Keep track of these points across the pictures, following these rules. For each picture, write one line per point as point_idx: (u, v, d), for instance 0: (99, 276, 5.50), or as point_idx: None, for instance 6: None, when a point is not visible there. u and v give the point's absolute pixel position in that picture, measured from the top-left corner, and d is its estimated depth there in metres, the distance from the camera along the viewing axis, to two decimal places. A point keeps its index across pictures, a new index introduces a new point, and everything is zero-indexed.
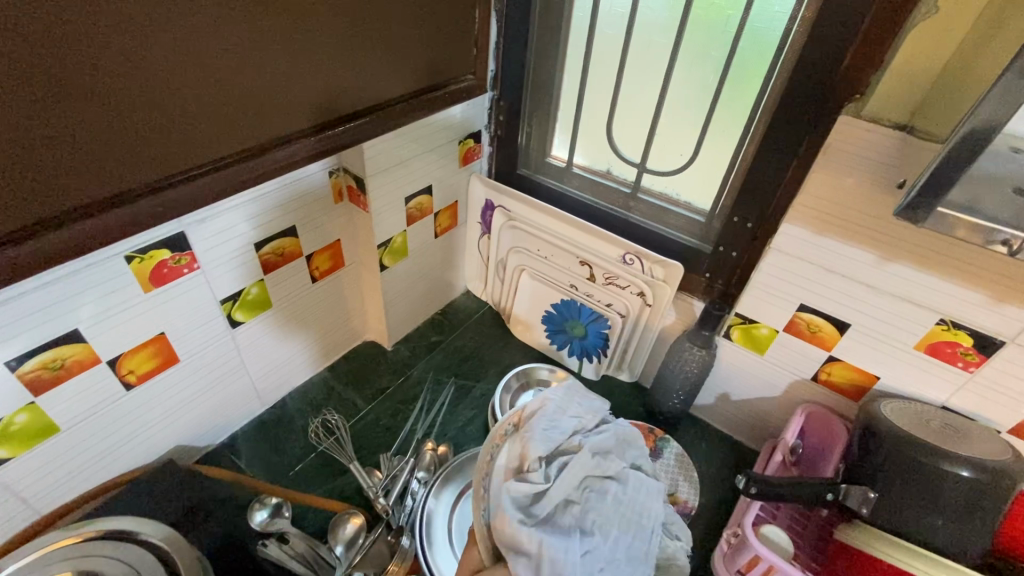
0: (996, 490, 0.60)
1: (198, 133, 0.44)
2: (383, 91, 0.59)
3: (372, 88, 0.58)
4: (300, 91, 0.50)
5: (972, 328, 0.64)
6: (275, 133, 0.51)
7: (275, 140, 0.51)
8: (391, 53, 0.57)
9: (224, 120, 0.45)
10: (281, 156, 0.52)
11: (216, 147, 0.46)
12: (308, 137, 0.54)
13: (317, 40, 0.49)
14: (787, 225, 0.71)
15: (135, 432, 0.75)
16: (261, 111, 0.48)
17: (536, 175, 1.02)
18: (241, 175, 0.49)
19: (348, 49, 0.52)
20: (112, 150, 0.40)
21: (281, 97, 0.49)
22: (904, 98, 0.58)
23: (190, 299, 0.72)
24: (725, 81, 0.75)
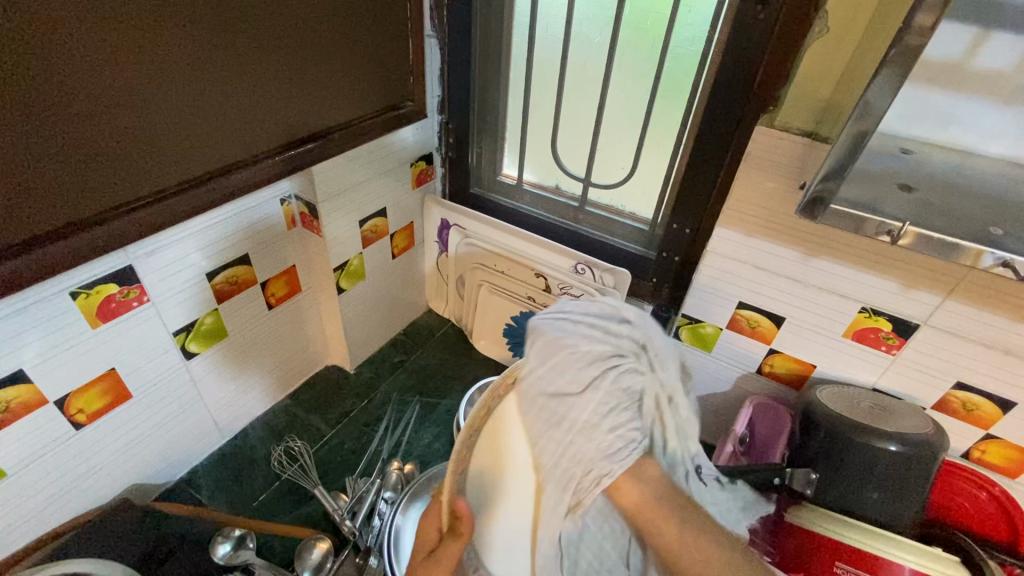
0: (921, 462, 0.65)
1: (166, 160, 0.53)
2: (321, 120, 0.68)
3: (310, 118, 0.67)
4: (245, 123, 0.60)
5: (890, 314, 0.70)
6: (230, 159, 0.60)
7: (233, 164, 0.60)
8: (330, 84, 0.67)
9: (186, 149, 0.55)
10: (241, 177, 0.61)
11: (182, 173, 0.55)
12: (263, 161, 0.63)
13: (256, 80, 0.58)
14: (720, 228, 0.76)
15: (89, 473, 0.73)
16: (219, 139, 0.58)
17: (489, 193, 1.06)
18: (207, 195, 0.58)
19: (284, 86, 0.62)
20: (97, 176, 0.49)
21: (236, 128, 0.59)
22: (809, 108, 0.64)
23: (141, 332, 0.71)
24: (656, 97, 0.80)
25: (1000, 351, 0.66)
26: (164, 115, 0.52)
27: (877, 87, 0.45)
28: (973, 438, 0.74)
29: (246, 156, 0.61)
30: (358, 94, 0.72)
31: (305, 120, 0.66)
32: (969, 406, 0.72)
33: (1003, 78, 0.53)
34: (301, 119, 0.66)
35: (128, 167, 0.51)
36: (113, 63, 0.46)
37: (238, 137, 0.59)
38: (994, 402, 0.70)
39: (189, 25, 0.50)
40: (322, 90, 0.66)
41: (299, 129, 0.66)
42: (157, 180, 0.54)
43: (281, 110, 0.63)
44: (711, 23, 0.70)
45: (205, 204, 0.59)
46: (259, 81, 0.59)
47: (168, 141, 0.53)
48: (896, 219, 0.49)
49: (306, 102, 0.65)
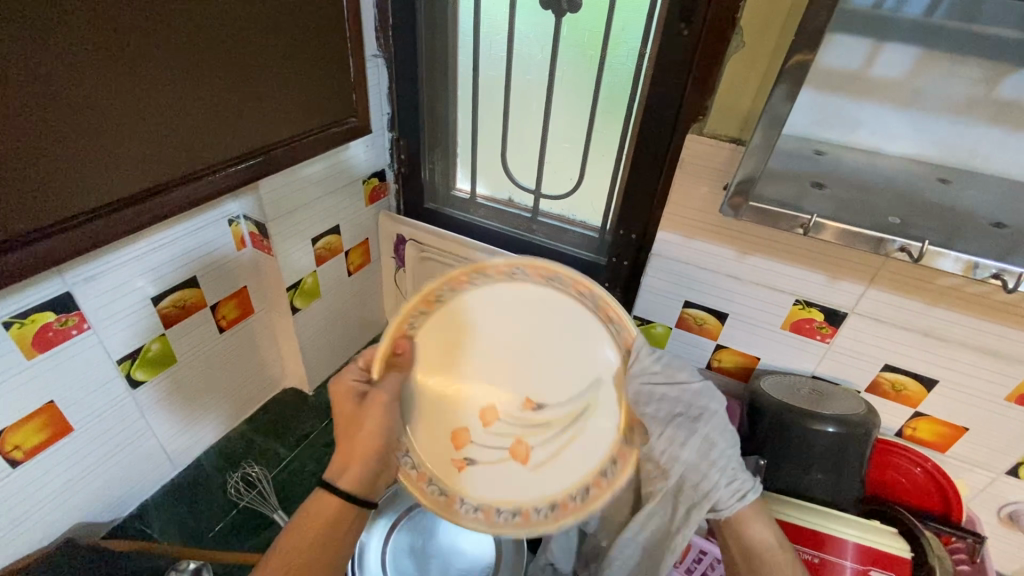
0: (857, 440, 0.69)
1: (98, 178, 0.54)
2: (262, 135, 0.69)
3: (250, 135, 0.67)
4: (174, 145, 0.59)
5: (821, 304, 0.75)
6: (166, 177, 0.60)
7: (159, 187, 0.59)
8: (269, 102, 0.68)
9: (112, 171, 0.54)
10: (167, 200, 0.60)
11: (116, 190, 0.56)
12: (187, 185, 0.62)
13: (187, 101, 0.59)
14: (663, 231, 0.80)
15: (29, 514, 0.69)
16: (147, 161, 0.57)
17: (443, 207, 1.07)
18: (145, 212, 0.59)
19: (219, 105, 0.62)
20: (24, 195, 0.49)
21: (165, 150, 0.58)
22: (732, 117, 0.68)
23: (81, 361, 0.68)
24: (596, 110, 0.84)
25: (920, 333, 0.71)
26: (93, 133, 0.52)
27: (780, 95, 0.49)
28: (904, 417, 0.79)
29: (183, 173, 0.61)
30: (299, 110, 0.72)
31: (245, 136, 0.66)
32: (898, 386, 0.77)
33: (896, 85, 0.59)
34: (241, 136, 0.66)
35: (58, 186, 0.51)
36: (34, 78, 0.46)
37: (173, 154, 0.59)
38: (920, 381, 0.75)
39: (107, 48, 0.50)
40: (260, 109, 0.67)
41: (238, 146, 0.66)
42: (90, 199, 0.54)
43: (218, 127, 0.63)
44: (643, 40, 0.75)
45: (142, 222, 0.59)
46: (191, 98, 0.59)
47: (100, 159, 0.53)
48: (805, 213, 0.54)
49: (244, 118, 0.65)
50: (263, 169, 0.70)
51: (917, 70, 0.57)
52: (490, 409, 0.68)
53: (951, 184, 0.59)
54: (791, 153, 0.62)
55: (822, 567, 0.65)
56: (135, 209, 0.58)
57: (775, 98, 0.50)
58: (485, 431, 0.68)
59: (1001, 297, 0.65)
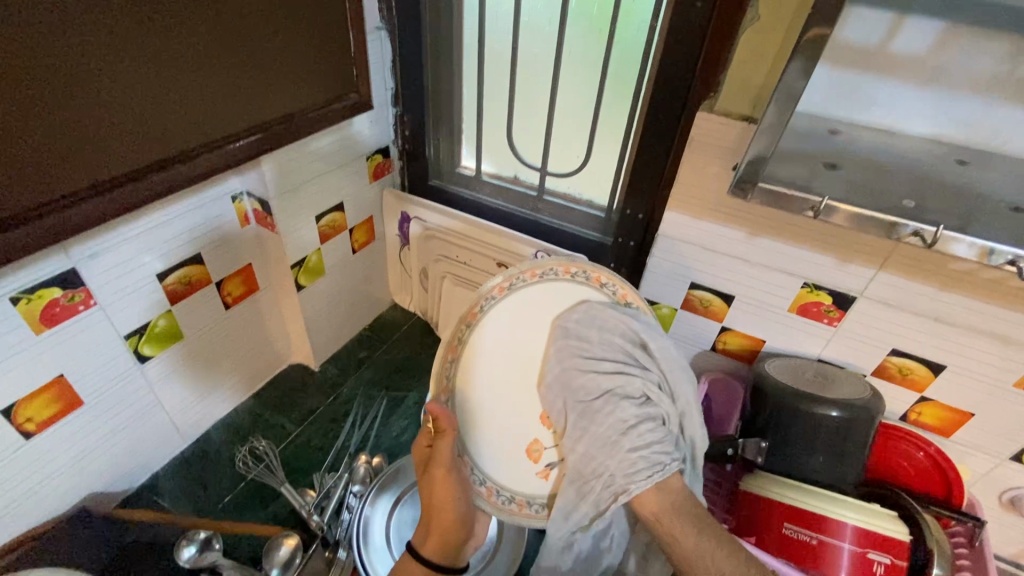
0: (861, 423, 0.69)
1: (109, 150, 0.54)
2: (263, 110, 0.67)
3: (252, 108, 0.66)
4: (187, 116, 0.59)
5: (830, 287, 0.74)
6: (178, 147, 0.60)
7: (171, 157, 0.60)
8: (271, 78, 0.67)
9: (127, 142, 0.55)
10: (179, 171, 0.61)
11: (123, 162, 0.56)
12: (199, 156, 0.62)
13: (198, 72, 0.58)
14: (671, 212, 0.79)
15: (42, 486, 0.71)
16: (159, 132, 0.57)
17: (448, 184, 1.06)
18: (148, 188, 0.58)
19: (228, 75, 0.62)
20: (25, 168, 0.48)
21: (178, 121, 0.59)
22: (745, 94, 0.66)
23: (89, 336, 0.69)
24: (605, 85, 0.82)
25: (928, 318, 0.70)
26: (93, 106, 0.51)
27: (794, 72, 0.48)
28: (909, 401, 0.79)
29: (192, 146, 0.61)
30: (300, 83, 0.71)
31: (245, 109, 0.65)
32: (904, 370, 0.76)
33: (918, 61, 0.56)
34: (241, 110, 0.65)
35: (61, 160, 0.50)
36: (37, 45, 0.46)
37: (174, 128, 0.58)
38: (927, 366, 0.74)
39: (120, 16, 0.50)
40: (260, 81, 0.65)
41: (239, 119, 0.65)
42: (92, 173, 0.53)
43: (220, 100, 0.62)
44: (654, 13, 0.73)
45: (146, 197, 0.59)
46: (190, 69, 0.58)
47: (116, 129, 0.54)
48: (814, 195, 0.52)
49: (245, 91, 0.64)
50: (264, 145, 0.69)
51: (940, 46, 0.54)
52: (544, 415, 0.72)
53: (971, 166, 0.57)
54: (804, 132, 0.61)
55: (820, 547, 0.65)
56: (138, 184, 0.57)
57: (789, 75, 0.48)
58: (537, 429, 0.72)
59: (1014, 283, 0.63)
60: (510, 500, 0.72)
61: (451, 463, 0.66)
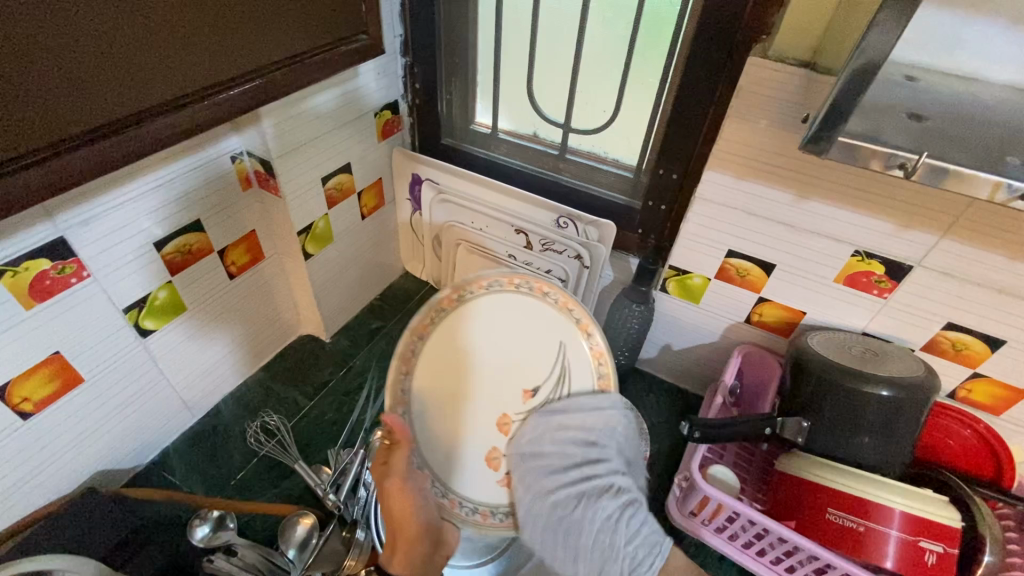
0: (913, 403, 0.64)
1: (99, 90, 0.44)
2: (258, 54, 0.56)
3: (262, 47, 0.57)
4: (188, 51, 0.50)
5: (883, 256, 0.68)
6: (180, 90, 0.51)
7: (173, 102, 0.50)
8: (278, 10, 0.57)
9: (120, 79, 0.46)
10: (183, 119, 0.52)
11: (117, 106, 0.46)
12: (204, 100, 0.53)
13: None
14: (710, 172, 0.72)
15: (45, 465, 0.68)
16: (158, 70, 0.48)
17: (461, 144, 0.99)
18: (123, 150, 0.48)
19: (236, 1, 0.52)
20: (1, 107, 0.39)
21: (178, 55, 0.49)
22: (805, 36, 0.58)
23: (84, 310, 0.64)
24: (639, 29, 0.74)
25: (992, 290, 0.64)
26: (54, 38, 0.40)
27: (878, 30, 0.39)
28: (960, 377, 0.74)
29: (195, 88, 0.52)
30: (298, 23, 0.60)
31: (237, 53, 0.54)
32: (958, 346, 0.71)
33: None
34: (231, 54, 0.54)
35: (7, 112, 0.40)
36: None
37: (150, 74, 0.47)
38: (985, 341, 0.69)
39: None
40: (252, 19, 0.54)
41: (229, 66, 0.54)
42: (49, 129, 0.42)
43: (205, 41, 0.51)
44: None
45: (128, 157, 0.49)
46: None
47: (106, 63, 0.44)
48: (911, 150, 0.43)
49: (233, 30, 0.53)
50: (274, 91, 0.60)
51: None
52: (502, 421, 0.71)
53: None
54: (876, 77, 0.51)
55: (867, 534, 0.61)
56: (113, 144, 0.47)
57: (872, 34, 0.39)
58: (492, 437, 0.71)
59: None
60: (474, 511, 0.70)
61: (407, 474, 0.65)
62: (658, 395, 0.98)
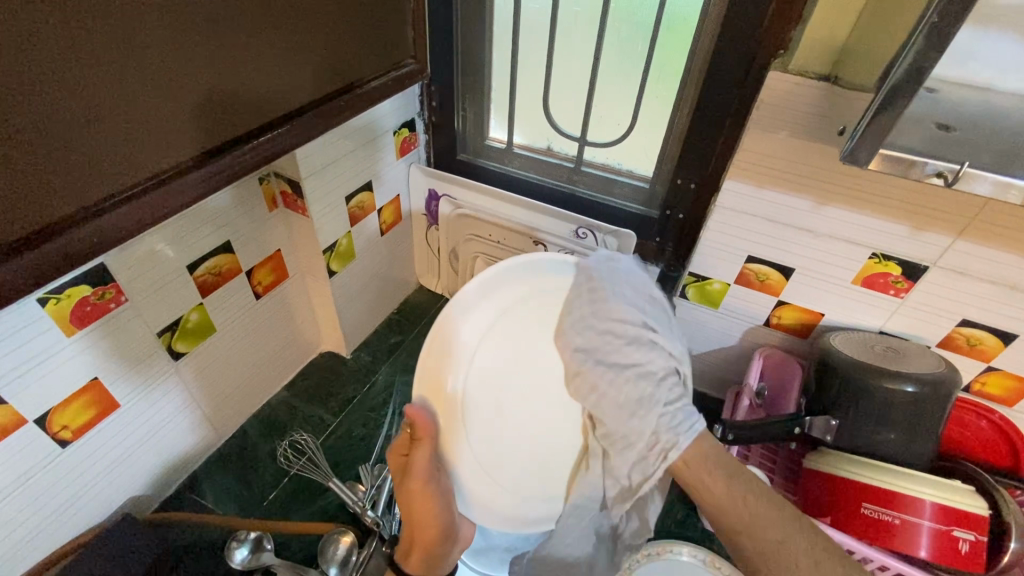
0: (937, 398, 0.66)
1: (114, 157, 0.42)
2: (281, 98, 0.55)
3: (295, 85, 0.56)
4: (203, 108, 0.47)
5: (900, 258, 0.70)
6: (195, 149, 0.48)
7: (182, 163, 0.47)
8: (330, 37, 0.58)
9: (136, 145, 0.43)
10: (197, 180, 0.48)
11: (133, 171, 0.43)
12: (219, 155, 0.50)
13: (213, 51, 0.46)
14: (730, 181, 0.75)
15: (75, 498, 0.67)
16: (172, 131, 0.45)
17: (477, 158, 1.01)
18: (123, 225, 0.43)
19: (253, 48, 0.50)
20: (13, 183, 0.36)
21: (186, 113, 0.46)
22: (824, 50, 0.61)
23: (121, 336, 0.65)
24: (655, 46, 0.76)
25: (1006, 287, 0.67)
26: (70, 108, 0.38)
27: (913, 53, 0.42)
28: (975, 371, 0.76)
29: (203, 149, 0.48)
30: (293, 71, 0.55)
31: (233, 112, 0.50)
32: (973, 341, 0.74)
33: None
34: (250, 104, 0.51)
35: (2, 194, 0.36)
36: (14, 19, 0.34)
37: (163, 134, 0.45)
38: (998, 336, 0.72)
39: None
40: (241, 74, 0.49)
41: (244, 120, 0.51)
42: (30, 213, 0.38)
43: (206, 100, 0.47)
44: None
45: (143, 226, 0.45)
46: (145, 62, 0.41)
47: (119, 130, 0.41)
48: (951, 163, 0.47)
49: (222, 86, 0.48)
50: (310, 128, 0.58)
51: None
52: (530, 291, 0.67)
53: None
54: None
55: (901, 527, 0.63)
56: (108, 219, 0.42)
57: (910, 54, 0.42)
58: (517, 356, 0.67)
59: None
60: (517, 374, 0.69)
61: (428, 474, 0.62)
62: None
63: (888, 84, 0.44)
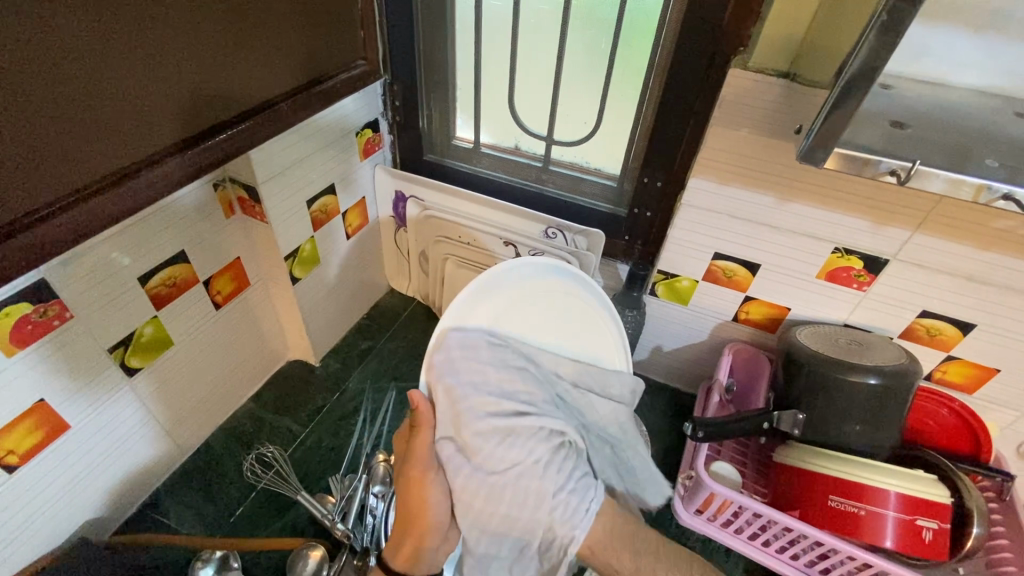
0: (899, 390, 0.67)
1: (63, 161, 0.41)
2: (238, 99, 0.55)
3: (250, 85, 0.56)
4: (157, 111, 0.47)
5: (862, 252, 0.71)
6: (148, 149, 0.47)
7: (134, 164, 0.47)
8: (277, 38, 0.57)
9: (86, 148, 0.42)
10: (151, 181, 0.48)
11: (84, 174, 0.43)
12: (174, 156, 0.49)
13: (165, 52, 0.46)
14: (695, 179, 0.74)
15: (24, 526, 0.63)
16: (124, 133, 0.45)
17: (444, 159, 0.99)
18: (72, 229, 0.43)
19: (207, 49, 0.50)
20: None
21: (139, 116, 0.46)
22: (782, 48, 0.61)
23: (69, 354, 0.62)
24: (618, 43, 0.76)
25: (963, 278, 0.68)
26: (17, 114, 0.37)
27: (864, 51, 0.41)
28: (936, 360, 0.78)
29: (156, 150, 0.48)
30: (251, 70, 0.55)
31: (187, 112, 0.50)
32: (933, 331, 0.75)
33: None
34: (205, 105, 0.51)
35: None
36: None
37: (115, 137, 0.44)
38: (957, 326, 0.73)
39: None
40: (200, 73, 0.50)
41: (200, 119, 0.51)
42: None
43: (159, 101, 0.47)
44: None
45: (94, 230, 0.44)
46: (106, 58, 0.42)
47: (69, 133, 0.41)
48: (902, 158, 0.45)
49: (182, 84, 0.48)
50: (267, 129, 0.58)
51: None
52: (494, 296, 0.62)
53: None
54: None
55: (867, 518, 0.64)
56: (73, 214, 0.42)
57: (861, 52, 0.41)
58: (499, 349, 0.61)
59: None
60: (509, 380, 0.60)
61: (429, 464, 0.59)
62: (652, 396, 1.00)
63: (841, 81, 0.43)
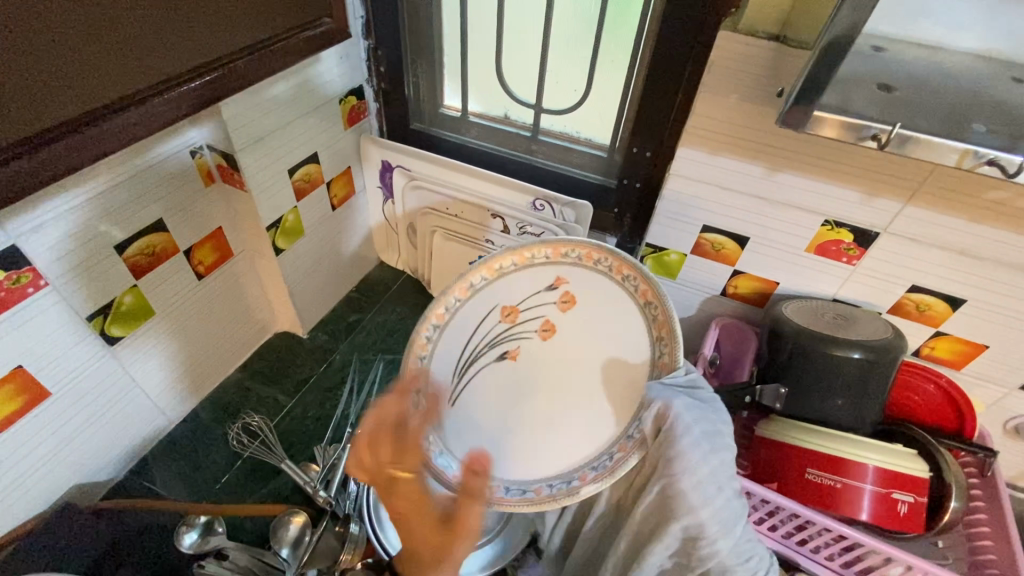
0: (883, 363, 0.66)
1: (47, 92, 0.44)
2: (219, 42, 0.57)
3: (231, 31, 0.57)
4: (139, 48, 0.49)
5: (852, 224, 0.70)
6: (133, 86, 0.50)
7: (120, 100, 0.50)
8: None
9: (70, 81, 0.45)
10: (135, 117, 0.51)
11: (69, 106, 0.46)
12: (159, 95, 0.52)
13: None
14: (684, 149, 0.72)
15: (9, 489, 0.64)
16: (109, 69, 0.48)
17: (432, 128, 0.97)
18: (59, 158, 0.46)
19: None
20: None
21: (123, 53, 0.48)
22: (774, 9, 0.58)
23: (45, 321, 0.61)
24: (607, 5, 0.73)
25: (955, 252, 0.67)
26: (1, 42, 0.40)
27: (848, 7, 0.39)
28: (924, 336, 0.77)
29: (142, 87, 0.51)
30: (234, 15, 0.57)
31: (170, 52, 0.52)
32: (922, 306, 0.74)
33: None
34: (188, 46, 0.53)
35: None
36: None
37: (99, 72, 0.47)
38: (947, 302, 0.72)
39: None
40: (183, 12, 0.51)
41: (183, 60, 0.54)
42: None
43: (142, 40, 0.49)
44: None
45: (80, 160, 0.48)
46: None
47: (52, 65, 0.44)
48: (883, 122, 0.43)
49: (165, 24, 0.50)
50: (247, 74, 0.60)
51: None
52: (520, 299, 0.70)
53: None
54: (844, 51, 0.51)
55: (842, 490, 0.64)
56: (63, 143, 0.46)
57: (845, 8, 0.39)
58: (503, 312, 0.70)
59: None
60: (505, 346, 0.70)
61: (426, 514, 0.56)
62: None
63: (824, 40, 0.41)
